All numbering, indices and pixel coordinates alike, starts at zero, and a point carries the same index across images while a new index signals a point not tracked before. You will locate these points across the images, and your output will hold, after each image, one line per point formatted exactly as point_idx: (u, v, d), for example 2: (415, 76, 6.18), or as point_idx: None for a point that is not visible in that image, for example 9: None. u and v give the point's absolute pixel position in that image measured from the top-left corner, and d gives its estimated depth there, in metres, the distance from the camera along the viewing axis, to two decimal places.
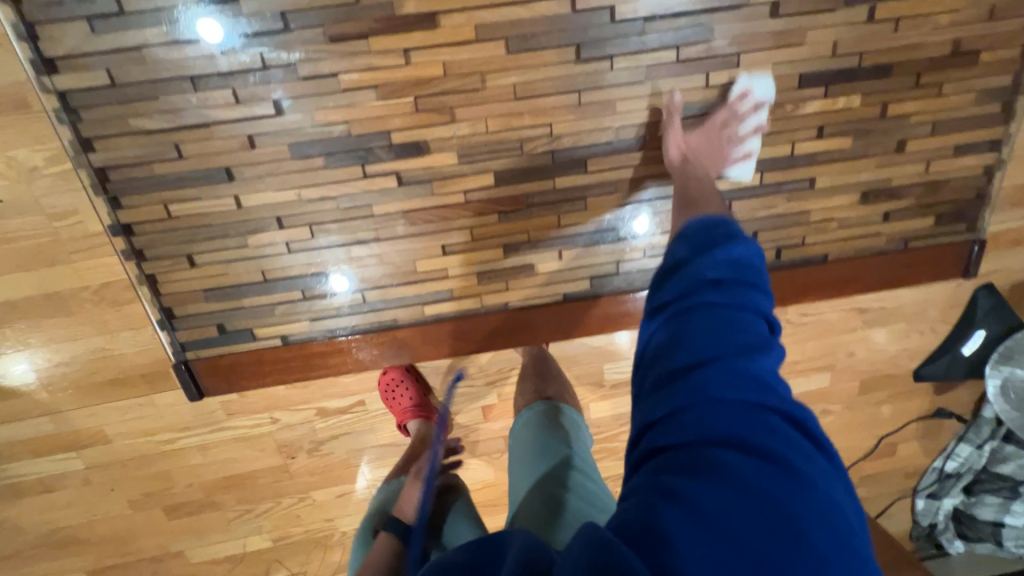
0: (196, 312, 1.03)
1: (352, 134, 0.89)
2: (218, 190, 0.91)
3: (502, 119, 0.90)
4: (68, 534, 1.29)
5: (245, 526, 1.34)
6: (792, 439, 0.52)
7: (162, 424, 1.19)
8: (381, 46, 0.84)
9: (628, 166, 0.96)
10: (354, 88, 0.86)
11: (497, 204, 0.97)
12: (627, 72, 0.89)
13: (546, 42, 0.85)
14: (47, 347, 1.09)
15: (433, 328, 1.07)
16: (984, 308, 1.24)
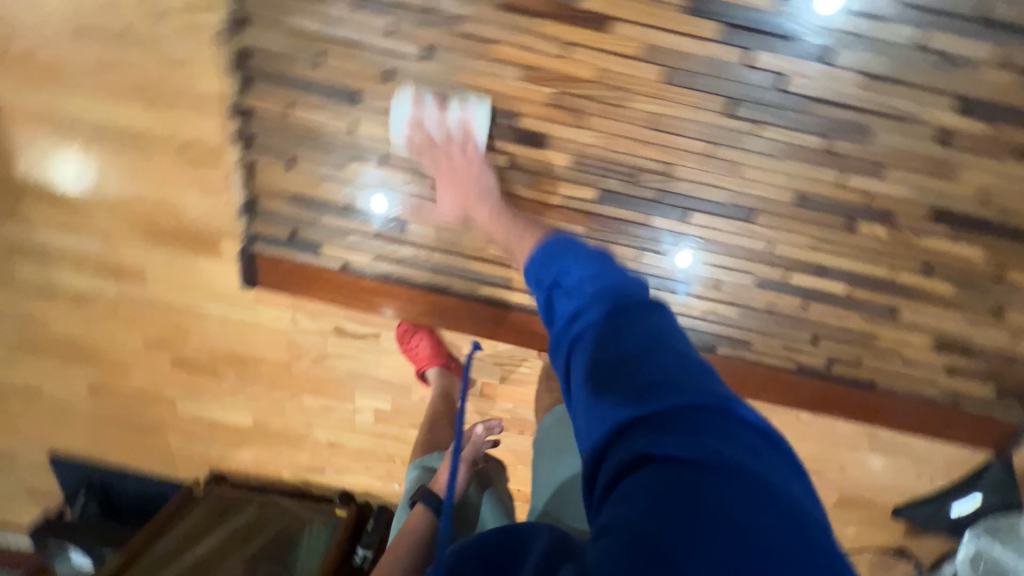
0: (275, 211, 1.08)
1: (484, 104, 0.94)
2: (342, 110, 0.97)
3: (627, 141, 0.94)
4: (82, 347, 1.38)
5: (234, 400, 1.43)
6: (715, 418, 0.54)
7: (197, 286, 1.25)
8: (546, 31, 0.89)
9: (723, 229, 1.00)
10: (504, 64, 0.91)
11: (590, 216, 1.00)
12: (765, 142, 0.94)
13: (705, 86, 0.91)
14: (118, 177, 1.14)
15: (480, 307, 1.16)
16: (991, 478, 1.25)
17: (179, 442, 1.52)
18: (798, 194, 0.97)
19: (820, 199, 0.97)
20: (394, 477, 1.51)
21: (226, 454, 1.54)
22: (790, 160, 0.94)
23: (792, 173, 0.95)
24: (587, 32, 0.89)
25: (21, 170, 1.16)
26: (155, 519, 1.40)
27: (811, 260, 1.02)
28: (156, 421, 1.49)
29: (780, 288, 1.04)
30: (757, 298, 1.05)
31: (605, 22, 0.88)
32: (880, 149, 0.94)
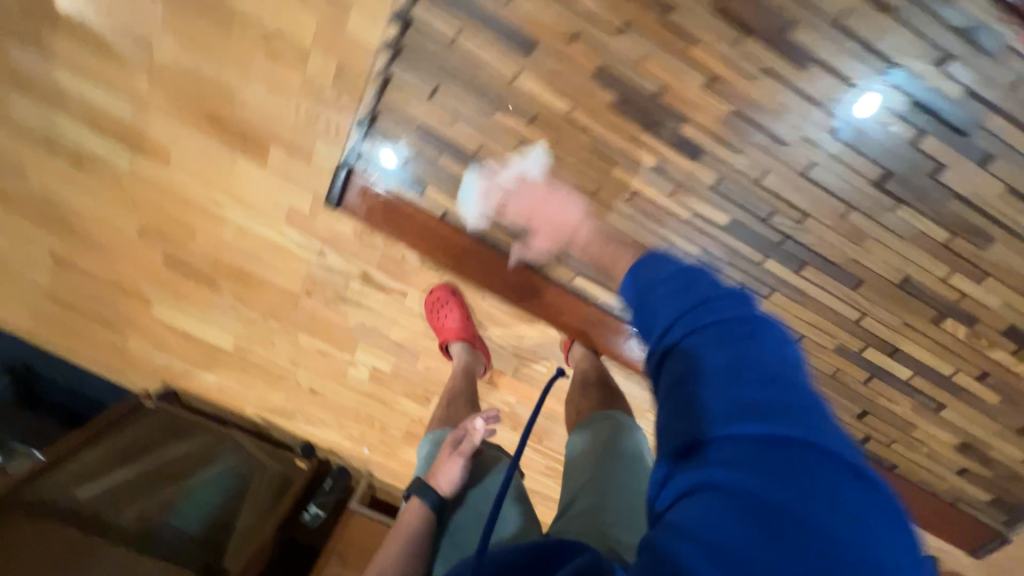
0: (394, 137, 1.01)
1: (654, 99, 0.94)
2: (504, 60, 0.93)
3: (778, 180, 0.98)
4: (60, 213, 1.20)
5: (221, 318, 1.31)
6: (758, 447, 0.42)
7: (225, 187, 1.13)
8: (745, 49, 0.90)
9: (831, 289, 1.05)
10: (691, 67, 0.91)
11: (717, 240, 1.03)
12: (900, 221, 0.99)
13: (870, 153, 0.95)
14: (179, 43, 1.01)
15: (558, 292, 1.15)
16: None
17: (141, 345, 1.38)
18: (903, 278, 1.04)
19: (920, 289, 1.04)
20: (366, 440, 1.45)
21: (190, 371, 1.41)
22: (910, 244, 1.00)
23: (904, 256, 1.02)
24: (785, 68, 0.90)
25: None
26: (95, 422, 1.26)
27: (887, 339, 1.09)
28: (122, 316, 1.34)
29: (852, 356, 1.11)
30: (828, 361, 1.12)
31: (810, 63, 0.90)
32: (993, 261, 1.01)
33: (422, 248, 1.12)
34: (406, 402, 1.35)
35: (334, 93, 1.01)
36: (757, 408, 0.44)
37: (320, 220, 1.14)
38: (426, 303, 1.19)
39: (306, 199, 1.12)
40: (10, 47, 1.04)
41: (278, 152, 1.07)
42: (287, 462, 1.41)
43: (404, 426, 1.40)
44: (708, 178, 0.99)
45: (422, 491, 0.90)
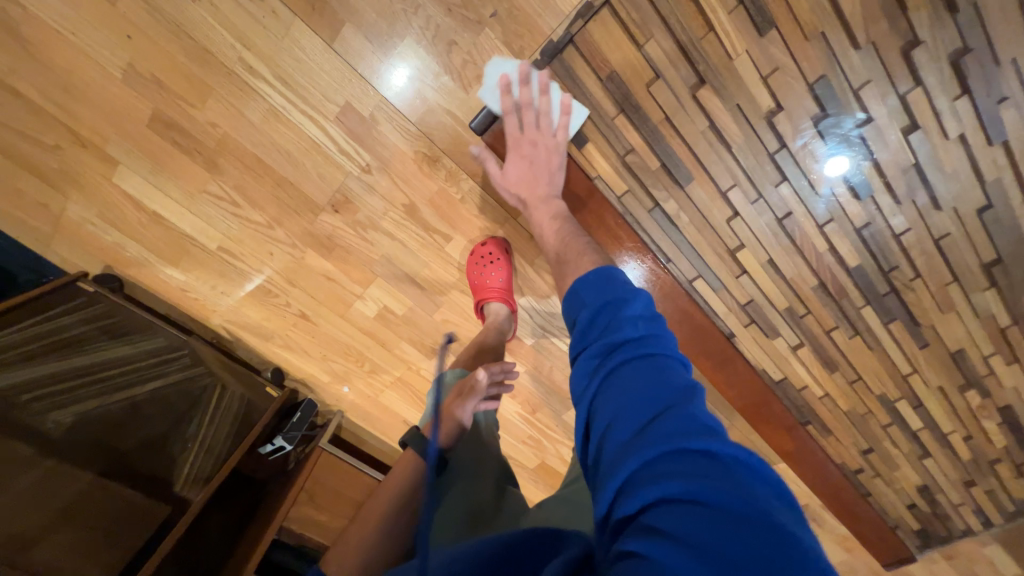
0: (575, 78, 0.84)
1: (845, 117, 0.80)
2: (694, 28, 0.76)
3: (915, 235, 0.87)
4: (4, 10, 0.87)
5: (210, 211, 1.07)
6: (698, 452, 0.38)
7: (267, 53, 0.90)
8: (960, 100, 0.76)
9: (906, 357, 0.99)
10: (900, 97, 0.77)
11: (831, 278, 0.93)
12: (1000, 311, 0.92)
13: (1011, 241, 0.86)
14: None
15: (680, 295, 0.98)
16: None
17: (85, 214, 1.08)
18: (986, 372, 0.99)
19: (987, 388, 1.00)
20: (349, 380, 1.32)
21: (146, 262, 1.15)
22: (996, 339, 0.95)
23: (985, 356, 0.97)
24: (978, 137, 0.79)
25: None
26: (9, 298, 0.95)
27: (941, 428, 1.06)
28: (67, 172, 1.03)
29: (901, 431, 1.07)
30: (874, 418, 1.06)
31: (1001, 141, 0.79)
32: None
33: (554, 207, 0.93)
34: (409, 350, 1.26)
35: None
36: (686, 415, 0.41)
37: (380, 133, 0.97)
38: (472, 252, 1.10)
39: (370, 101, 0.94)
40: None
41: (353, 34, 0.88)
42: (250, 384, 1.22)
43: (399, 373, 1.30)
44: (857, 219, 0.87)
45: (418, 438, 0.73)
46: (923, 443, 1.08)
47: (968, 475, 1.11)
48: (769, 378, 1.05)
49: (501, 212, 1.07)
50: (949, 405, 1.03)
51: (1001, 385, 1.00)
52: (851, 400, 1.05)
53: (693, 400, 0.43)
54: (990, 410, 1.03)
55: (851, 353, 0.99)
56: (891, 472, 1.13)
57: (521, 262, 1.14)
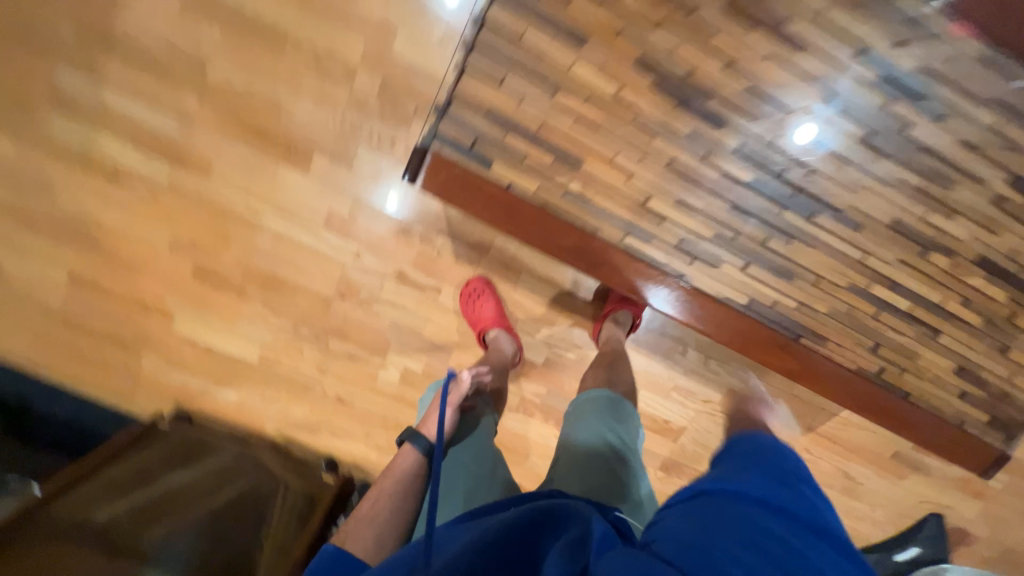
0: (459, 118, 0.97)
1: (670, 69, 0.92)
2: (544, 57, 0.91)
3: (781, 140, 0.95)
4: (89, 230, 1.20)
5: (248, 331, 1.30)
6: (744, 496, 0.52)
7: (264, 195, 1.18)
8: (760, 30, 0.89)
9: (845, 241, 1.01)
10: (706, 40, 0.90)
11: (732, 196, 0.99)
12: (899, 169, 0.95)
13: (862, 110, 0.92)
14: (232, 65, 1.08)
15: (617, 253, 1.05)
16: (925, 531, 1.48)
17: (156, 364, 1.33)
18: (937, 232, 0.98)
19: (952, 253, 1.00)
20: (393, 450, 1.41)
21: (207, 391, 1.36)
22: (918, 195, 0.96)
23: (922, 217, 0.98)
24: (780, 44, 0.89)
25: (115, 28, 1.06)
26: (86, 463, 1.13)
27: (931, 300, 1.03)
28: (139, 335, 1.30)
29: (892, 315, 1.05)
30: (859, 313, 1.06)
31: (798, 41, 0.89)
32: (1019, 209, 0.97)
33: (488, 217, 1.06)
34: None
35: (376, 104, 1.10)
36: (754, 475, 0.55)
37: (359, 224, 1.20)
38: (461, 293, 1.25)
39: (346, 203, 1.18)
40: (61, 74, 1.09)
41: (321, 161, 1.15)
42: (311, 481, 1.33)
43: None
44: (727, 143, 0.96)
45: (416, 435, 0.80)
46: (931, 327, 1.05)
47: (1004, 345, 1.06)
48: (737, 304, 1.08)
49: (474, 254, 1.23)
50: (921, 273, 1.01)
51: (961, 239, 0.99)
52: (826, 300, 1.05)
53: (777, 479, 0.55)
54: (967, 266, 1.00)
55: (795, 257, 1.02)
56: (923, 367, 1.09)
57: (507, 291, 1.27)
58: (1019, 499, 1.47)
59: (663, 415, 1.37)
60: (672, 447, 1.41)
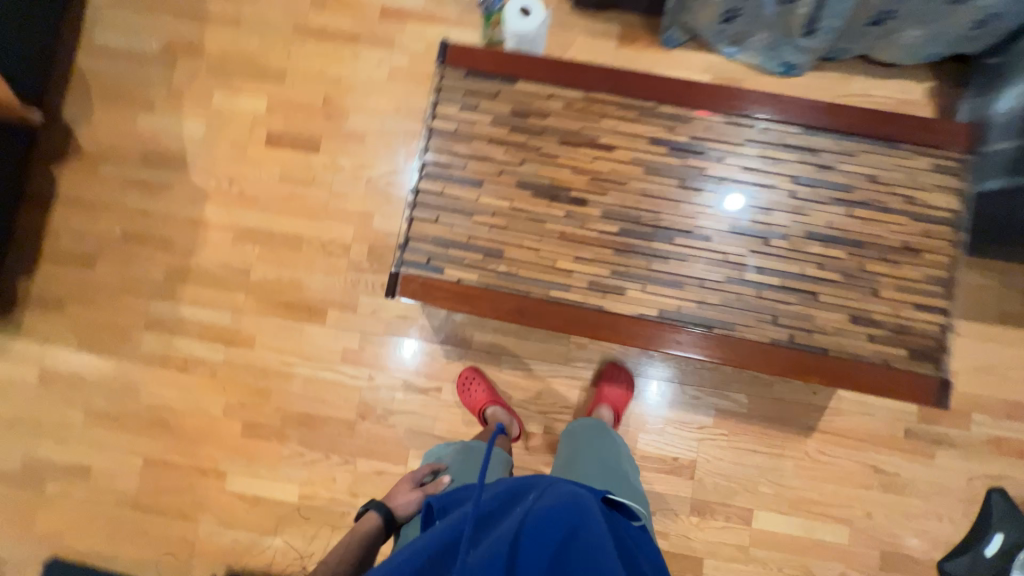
0: (415, 245, 1.18)
1: (528, 170, 1.18)
2: (467, 186, 1.18)
3: (629, 191, 1.17)
4: (163, 415, 1.52)
5: (289, 471, 1.49)
6: None
7: (294, 350, 1.52)
8: (589, 128, 1.18)
9: (716, 245, 1.14)
10: (547, 146, 1.18)
11: (612, 237, 1.15)
12: (722, 183, 1.16)
13: (669, 156, 1.17)
14: (266, 266, 1.55)
15: (551, 307, 1.13)
16: (998, 512, 1.37)
17: (211, 527, 1.49)
18: (787, 215, 1.14)
19: (819, 233, 1.13)
20: None
21: (255, 544, 1.48)
22: (750, 195, 1.15)
23: (764, 210, 1.14)
24: (586, 136, 1.18)
25: (187, 265, 1.56)
26: None
27: (816, 271, 1.12)
28: (198, 502, 1.50)
29: (796, 297, 1.12)
30: (774, 308, 1.12)
31: (599, 132, 1.18)
32: (840, 175, 1.14)
33: (470, 311, 1.14)
34: None
35: (368, 263, 1.54)
36: None
37: (368, 352, 1.52)
38: (456, 382, 1.49)
39: (355, 338, 1.52)
40: (151, 304, 1.55)
41: (334, 313, 1.53)
42: None
43: None
44: (584, 206, 1.17)
45: (379, 505, 1.09)
46: (845, 300, 1.11)
47: None
48: (652, 318, 1.13)
49: (460, 351, 1.51)
50: (792, 253, 1.13)
51: (807, 215, 1.13)
52: (721, 294, 1.13)
53: None
54: (824, 233, 1.13)
55: (682, 270, 1.14)
56: (867, 332, 1.10)
57: (494, 374, 1.51)
58: None
59: (670, 452, 1.46)
60: (692, 484, 1.45)
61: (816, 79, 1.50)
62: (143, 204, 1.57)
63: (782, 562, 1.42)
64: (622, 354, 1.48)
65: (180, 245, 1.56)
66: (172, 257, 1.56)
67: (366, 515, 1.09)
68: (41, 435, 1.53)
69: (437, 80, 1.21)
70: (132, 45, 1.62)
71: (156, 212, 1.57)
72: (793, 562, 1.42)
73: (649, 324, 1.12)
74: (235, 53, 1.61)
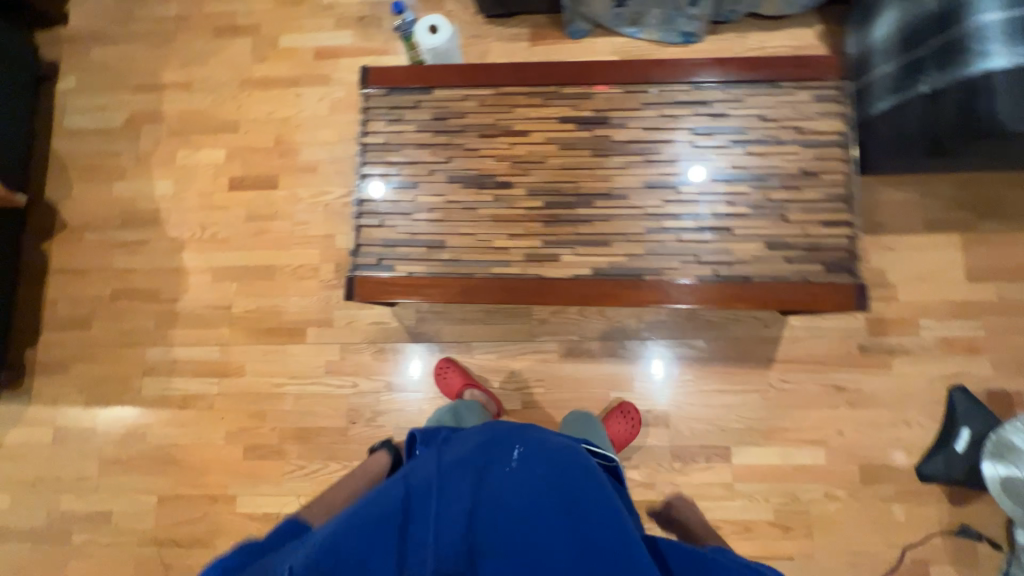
0: (366, 250, 1.30)
1: (455, 166, 1.31)
2: (404, 190, 1.31)
3: (548, 167, 1.29)
4: (171, 451, 1.63)
5: (292, 484, 1.58)
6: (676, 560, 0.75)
7: (282, 370, 1.64)
8: (503, 119, 1.31)
9: (634, 202, 1.25)
10: (469, 141, 1.31)
11: (539, 211, 1.27)
12: (630, 145, 1.27)
13: (578, 130, 1.29)
14: (245, 298, 1.67)
15: (495, 283, 1.24)
16: (964, 410, 1.42)
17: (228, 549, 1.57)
18: (692, 163, 1.25)
19: (723, 173, 1.24)
20: None
21: None
22: (656, 152, 1.26)
23: (671, 163, 1.26)
24: (502, 126, 1.31)
25: (174, 310, 1.69)
26: None
27: (726, 208, 1.23)
28: (213, 528, 1.59)
29: (713, 234, 1.22)
30: (696, 248, 1.22)
31: (513, 120, 1.31)
32: (733, 121, 1.25)
33: (423, 299, 1.26)
34: None
35: (337, 280, 1.66)
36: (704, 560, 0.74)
37: (349, 361, 1.63)
38: (433, 373, 1.59)
39: (336, 350, 1.63)
40: (146, 351, 1.68)
41: (313, 330, 1.64)
42: None
43: None
44: (510, 188, 1.29)
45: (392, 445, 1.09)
46: (759, 230, 1.21)
47: None
48: (588, 276, 1.23)
49: (434, 345, 1.61)
50: (703, 196, 1.24)
51: (709, 161, 1.25)
52: (646, 244, 1.23)
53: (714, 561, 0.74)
54: (728, 174, 1.24)
55: (607, 229, 1.24)
56: (784, 255, 1.20)
57: (468, 361, 1.60)
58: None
59: (644, 405, 1.54)
60: (669, 432, 1.52)
61: (715, 41, 1.63)
62: (128, 262, 1.72)
63: (768, 492, 1.47)
64: (583, 322, 1.58)
65: (165, 294, 1.69)
66: (160, 305, 1.69)
67: (377, 454, 1.09)
68: (62, 490, 1.64)
69: (363, 102, 1.36)
70: (99, 123, 1.80)
71: (140, 267, 1.71)
72: (778, 491, 1.47)
73: (585, 282, 1.22)
74: (191, 114, 1.77)
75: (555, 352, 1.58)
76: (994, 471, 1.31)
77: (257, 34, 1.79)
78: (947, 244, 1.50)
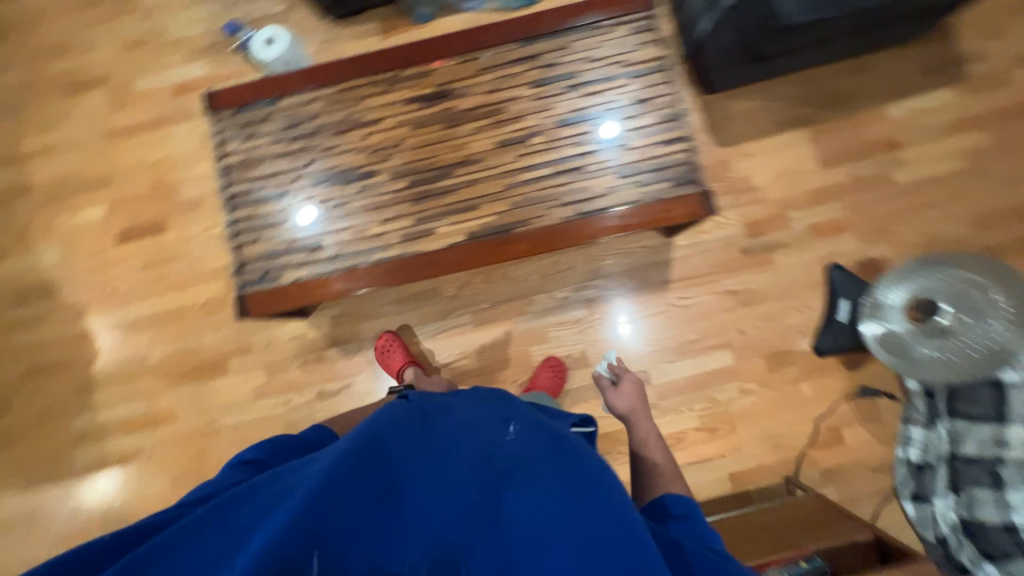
0: (250, 267, 1.32)
1: (318, 167, 1.34)
2: (274, 201, 1.34)
3: (406, 148, 1.34)
4: (121, 511, 1.62)
5: None
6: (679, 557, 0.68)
7: (213, 405, 1.65)
8: (354, 112, 1.35)
9: (492, 162, 1.31)
10: (326, 140, 1.35)
11: (407, 191, 1.32)
12: (478, 111, 1.33)
13: (426, 107, 1.35)
14: (160, 345, 1.67)
15: (377, 268, 1.28)
16: (840, 282, 1.54)
17: None
18: (536, 115, 1.32)
19: (568, 118, 1.31)
20: None
21: None
22: (502, 112, 1.33)
23: (517, 118, 1.32)
24: (355, 119, 1.35)
25: (91, 373, 1.67)
26: None
27: (575, 150, 1.30)
28: None
29: (569, 176, 1.29)
30: (556, 193, 1.29)
31: (364, 112, 1.35)
32: (567, 68, 1.33)
33: (310, 300, 1.29)
34: None
35: None
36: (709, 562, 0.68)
37: (277, 380, 1.65)
38: (377, 347, 1.60)
39: (262, 373, 1.65)
40: (73, 421, 1.66)
41: (234, 360, 1.66)
42: None
43: None
44: (375, 176, 1.33)
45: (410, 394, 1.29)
46: (611, 163, 1.29)
47: None
48: (463, 242, 1.29)
49: (355, 344, 1.65)
50: (552, 143, 1.31)
51: (551, 110, 1.32)
52: (510, 199, 1.30)
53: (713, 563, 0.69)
54: (570, 117, 1.31)
55: (471, 194, 1.31)
56: (635, 181, 1.28)
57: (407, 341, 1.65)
58: (879, 207, 1.59)
59: (564, 352, 1.61)
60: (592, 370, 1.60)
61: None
62: (33, 338, 1.69)
63: (691, 402, 1.58)
64: (491, 289, 1.64)
65: (77, 360, 1.67)
66: (75, 372, 1.67)
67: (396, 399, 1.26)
68: None
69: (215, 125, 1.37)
70: None
71: (45, 341, 1.68)
72: (699, 399, 1.58)
73: (460, 248, 1.28)
74: (63, 177, 1.74)
75: (472, 323, 1.64)
76: (871, 328, 1.43)
77: (112, 84, 1.76)
78: (799, 139, 1.63)
